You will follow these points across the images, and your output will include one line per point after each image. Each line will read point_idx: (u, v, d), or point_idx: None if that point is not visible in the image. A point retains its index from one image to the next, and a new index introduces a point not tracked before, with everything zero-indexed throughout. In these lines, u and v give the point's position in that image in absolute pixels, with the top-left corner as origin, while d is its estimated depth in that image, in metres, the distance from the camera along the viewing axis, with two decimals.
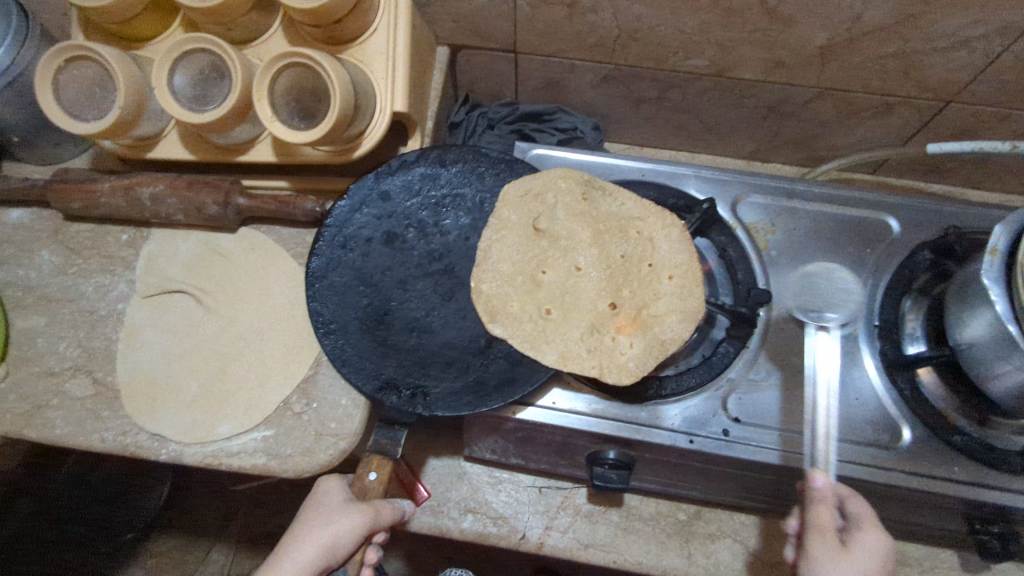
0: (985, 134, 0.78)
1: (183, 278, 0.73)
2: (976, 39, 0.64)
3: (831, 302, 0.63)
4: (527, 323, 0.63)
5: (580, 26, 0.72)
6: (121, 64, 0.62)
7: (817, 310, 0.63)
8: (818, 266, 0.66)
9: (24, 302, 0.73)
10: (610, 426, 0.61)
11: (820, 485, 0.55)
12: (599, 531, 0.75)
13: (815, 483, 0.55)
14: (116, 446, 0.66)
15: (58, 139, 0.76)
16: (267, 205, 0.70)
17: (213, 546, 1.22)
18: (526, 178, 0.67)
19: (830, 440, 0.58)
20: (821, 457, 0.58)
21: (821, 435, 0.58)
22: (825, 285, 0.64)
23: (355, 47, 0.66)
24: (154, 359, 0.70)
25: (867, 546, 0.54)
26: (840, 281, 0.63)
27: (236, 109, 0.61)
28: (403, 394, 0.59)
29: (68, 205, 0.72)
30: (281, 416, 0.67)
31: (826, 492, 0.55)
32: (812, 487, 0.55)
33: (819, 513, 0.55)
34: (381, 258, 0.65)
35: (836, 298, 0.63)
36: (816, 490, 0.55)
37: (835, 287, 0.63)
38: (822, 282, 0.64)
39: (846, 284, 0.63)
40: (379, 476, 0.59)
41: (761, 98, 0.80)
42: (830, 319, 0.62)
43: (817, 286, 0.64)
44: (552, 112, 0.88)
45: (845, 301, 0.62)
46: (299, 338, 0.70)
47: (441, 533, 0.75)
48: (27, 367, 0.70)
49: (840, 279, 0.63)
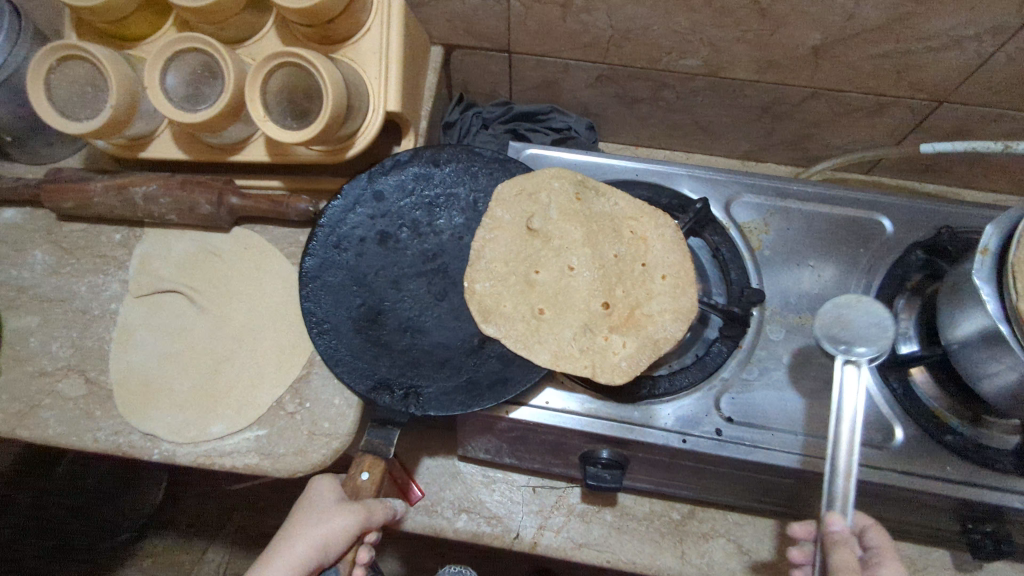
0: (979, 134, 0.78)
1: (176, 278, 0.73)
2: (968, 39, 0.64)
3: (864, 339, 0.56)
4: (520, 323, 0.63)
5: (574, 26, 0.72)
6: (113, 64, 0.61)
7: (848, 343, 0.56)
8: (850, 299, 0.59)
9: (17, 302, 0.73)
10: (603, 425, 0.61)
11: (839, 529, 0.51)
12: (593, 530, 0.75)
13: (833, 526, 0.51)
14: (109, 445, 0.66)
15: (51, 139, 0.76)
16: (261, 204, 0.70)
17: (209, 546, 1.22)
18: (520, 178, 0.67)
19: (851, 478, 0.53)
20: (838, 496, 0.53)
21: (841, 471, 0.53)
22: (859, 322, 0.57)
23: (349, 47, 0.66)
24: (148, 359, 0.70)
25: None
26: (877, 319, 0.57)
27: (228, 109, 0.61)
28: (396, 394, 0.59)
29: (61, 205, 0.72)
30: (274, 415, 0.67)
31: (847, 536, 0.51)
32: (830, 531, 0.51)
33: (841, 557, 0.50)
34: (375, 257, 0.66)
35: (871, 337, 0.56)
36: (835, 534, 0.51)
37: (870, 325, 0.57)
38: (854, 314, 0.57)
39: (883, 324, 0.56)
40: (372, 476, 0.58)
41: (755, 97, 0.80)
42: (860, 354, 0.55)
43: (849, 320, 0.57)
44: (546, 111, 0.88)
45: (880, 340, 0.55)
46: (293, 338, 0.70)
47: (435, 533, 0.75)
48: (19, 367, 0.70)
49: (875, 317, 0.57)
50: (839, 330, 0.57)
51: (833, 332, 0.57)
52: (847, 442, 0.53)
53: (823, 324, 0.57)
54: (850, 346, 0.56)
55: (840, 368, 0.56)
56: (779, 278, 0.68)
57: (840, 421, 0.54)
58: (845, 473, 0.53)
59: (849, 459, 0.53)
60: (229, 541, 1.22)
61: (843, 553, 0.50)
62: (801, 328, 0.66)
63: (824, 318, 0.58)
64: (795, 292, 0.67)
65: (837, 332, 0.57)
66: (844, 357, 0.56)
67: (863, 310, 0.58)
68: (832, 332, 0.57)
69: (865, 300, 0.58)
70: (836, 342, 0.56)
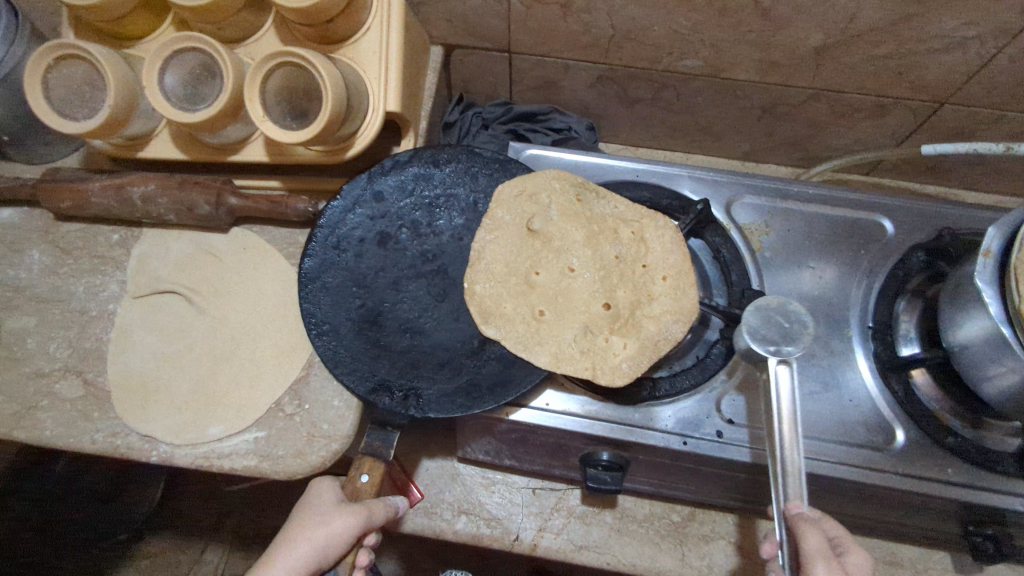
0: (981, 134, 0.78)
1: (175, 278, 0.73)
2: (970, 40, 0.63)
3: (789, 338, 0.56)
4: (520, 325, 0.63)
5: (574, 26, 0.72)
6: (111, 63, 0.61)
7: (777, 343, 0.55)
8: (767, 299, 0.58)
9: (14, 303, 0.73)
10: (603, 427, 0.60)
11: (801, 512, 0.51)
12: (593, 532, 0.75)
13: (794, 512, 0.51)
14: (107, 447, 0.66)
15: (48, 139, 0.75)
16: (260, 204, 0.70)
17: (207, 546, 1.21)
18: (521, 179, 0.67)
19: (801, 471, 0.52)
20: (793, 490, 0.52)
21: (790, 467, 0.52)
22: (779, 320, 0.57)
23: (348, 47, 0.66)
24: (145, 360, 0.69)
25: (858, 568, 0.51)
26: (795, 317, 0.57)
27: (228, 109, 0.61)
28: (396, 395, 0.59)
29: (59, 205, 0.71)
30: (273, 417, 0.66)
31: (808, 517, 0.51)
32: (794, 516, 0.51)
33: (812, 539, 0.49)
34: (375, 258, 0.65)
35: (796, 335, 0.56)
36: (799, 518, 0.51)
37: (791, 324, 0.56)
38: (778, 314, 0.57)
39: (801, 320, 0.57)
40: (371, 479, 0.58)
41: (756, 98, 0.80)
42: (791, 352, 0.55)
43: (770, 319, 0.57)
44: (547, 112, 0.88)
45: (803, 337, 0.56)
46: (292, 339, 0.70)
47: (434, 535, 0.75)
48: (16, 368, 0.69)
49: (793, 314, 0.57)
50: (765, 332, 0.56)
51: (760, 334, 0.56)
52: (789, 441, 0.53)
53: (750, 327, 0.56)
54: (780, 346, 0.55)
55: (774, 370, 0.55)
56: (780, 280, 0.67)
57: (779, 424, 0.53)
58: (794, 471, 0.52)
59: (796, 457, 0.52)
60: (227, 541, 1.22)
61: (812, 535, 0.49)
62: None
63: (750, 322, 0.56)
64: (796, 293, 0.67)
65: (764, 333, 0.56)
66: (777, 357, 0.55)
67: (781, 309, 0.57)
68: (762, 335, 0.56)
69: (782, 299, 0.58)
70: (766, 344, 0.55)
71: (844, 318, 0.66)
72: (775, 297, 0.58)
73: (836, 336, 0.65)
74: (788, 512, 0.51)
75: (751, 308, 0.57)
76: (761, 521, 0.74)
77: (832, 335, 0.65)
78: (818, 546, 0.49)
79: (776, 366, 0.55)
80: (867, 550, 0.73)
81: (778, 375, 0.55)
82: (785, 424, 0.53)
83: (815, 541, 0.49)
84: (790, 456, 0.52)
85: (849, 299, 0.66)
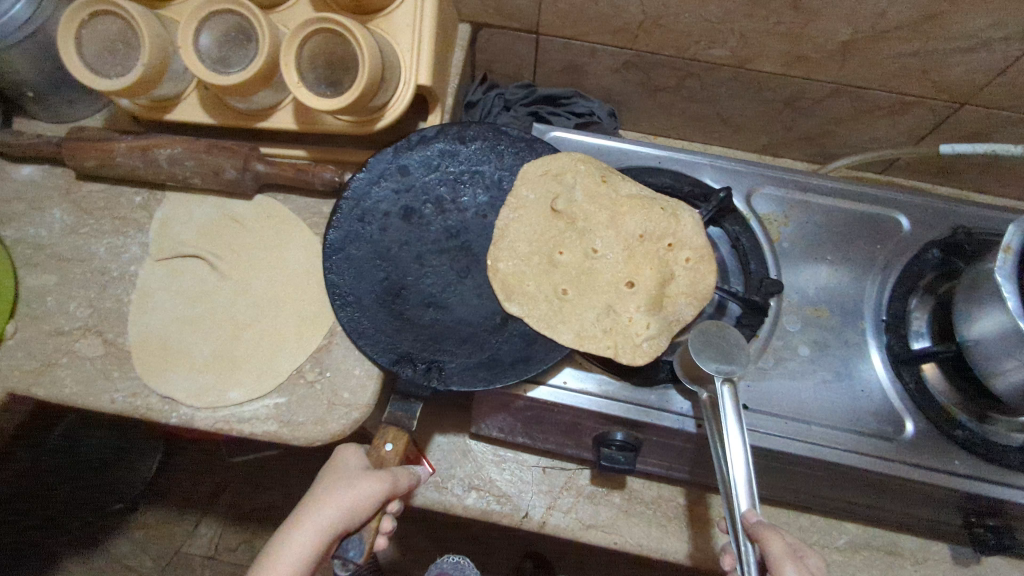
0: (996, 136, 0.79)
1: (198, 244, 0.73)
2: (997, 41, 0.64)
3: (731, 358, 0.53)
4: (543, 303, 0.64)
5: (605, 10, 0.72)
6: (146, 21, 0.61)
7: (718, 363, 0.52)
8: (710, 324, 0.55)
9: (34, 260, 0.72)
10: (619, 407, 0.61)
11: (758, 520, 0.49)
12: (601, 512, 0.76)
13: (751, 521, 0.48)
14: (126, 407, 0.66)
15: (74, 97, 0.75)
16: (286, 171, 0.70)
17: (203, 519, 1.23)
18: (548, 159, 0.67)
19: (751, 483, 0.49)
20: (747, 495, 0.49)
21: (740, 479, 0.49)
22: (716, 341, 0.54)
23: (382, 18, 0.66)
24: (165, 322, 0.69)
25: (819, 568, 0.50)
26: (731, 337, 0.55)
27: (260, 74, 0.61)
28: (419, 367, 0.60)
29: (84, 163, 0.71)
30: (294, 384, 0.67)
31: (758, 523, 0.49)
32: (750, 524, 0.49)
33: (774, 545, 0.48)
34: (399, 232, 0.65)
35: (731, 352, 0.53)
36: (758, 526, 0.49)
37: (730, 345, 0.54)
38: (720, 339, 0.54)
39: (737, 339, 0.54)
40: (396, 448, 0.59)
41: (778, 90, 0.81)
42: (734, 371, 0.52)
43: (710, 340, 0.54)
44: (569, 95, 0.89)
45: (743, 359, 0.53)
46: (313, 308, 0.70)
47: (444, 509, 0.76)
48: (36, 325, 0.69)
49: (732, 336, 0.55)
50: (709, 352, 0.53)
51: (705, 356, 0.53)
52: (739, 451, 0.49)
53: (694, 350, 0.53)
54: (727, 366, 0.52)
55: (720, 390, 0.51)
56: (797, 271, 0.68)
57: (727, 436, 0.49)
58: (745, 479, 0.49)
59: (746, 465, 0.48)
60: (224, 515, 1.23)
61: (776, 539, 0.48)
62: (817, 320, 0.66)
63: (693, 345, 0.53)
64: (812, 286, 0.68)
65: (708, 357, 0.53)
66: (722, 378, 0.51)
67: (720, 333, 0.55)
68: (707, 356, 0.53)
69: (721, 323, 0.56)
70: (716, 365, 0.52)
71: (859, 311, 0.67)
72: (716, 320, 0.56)
73: (850, 327, 0.66)
74: (744, 522, 0.48)
75: (690, 331, 0.54)
76: (712, 496, 0.76)
77: (846, 327, 0.66)
78: (784, 551, 0.48)
79: (722, 387, 0.51)
80: (869, 539, 0.75)
81: (724, 394, 0.51)
82: (734, 438, 0.49)
83: (780, 545, 0.48)
84: (741, 465, 0.48)
85: (864, 292, 0.67)
